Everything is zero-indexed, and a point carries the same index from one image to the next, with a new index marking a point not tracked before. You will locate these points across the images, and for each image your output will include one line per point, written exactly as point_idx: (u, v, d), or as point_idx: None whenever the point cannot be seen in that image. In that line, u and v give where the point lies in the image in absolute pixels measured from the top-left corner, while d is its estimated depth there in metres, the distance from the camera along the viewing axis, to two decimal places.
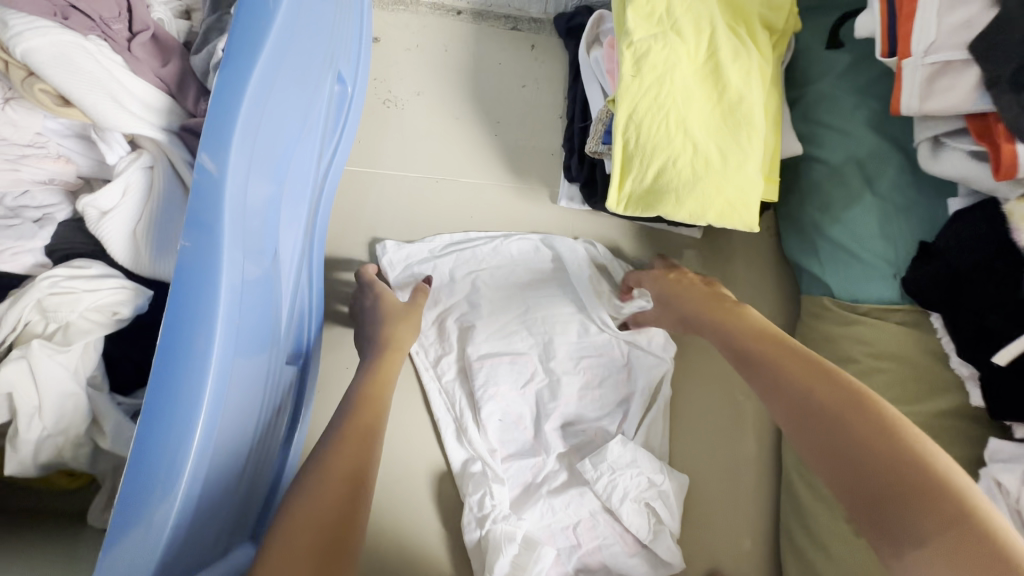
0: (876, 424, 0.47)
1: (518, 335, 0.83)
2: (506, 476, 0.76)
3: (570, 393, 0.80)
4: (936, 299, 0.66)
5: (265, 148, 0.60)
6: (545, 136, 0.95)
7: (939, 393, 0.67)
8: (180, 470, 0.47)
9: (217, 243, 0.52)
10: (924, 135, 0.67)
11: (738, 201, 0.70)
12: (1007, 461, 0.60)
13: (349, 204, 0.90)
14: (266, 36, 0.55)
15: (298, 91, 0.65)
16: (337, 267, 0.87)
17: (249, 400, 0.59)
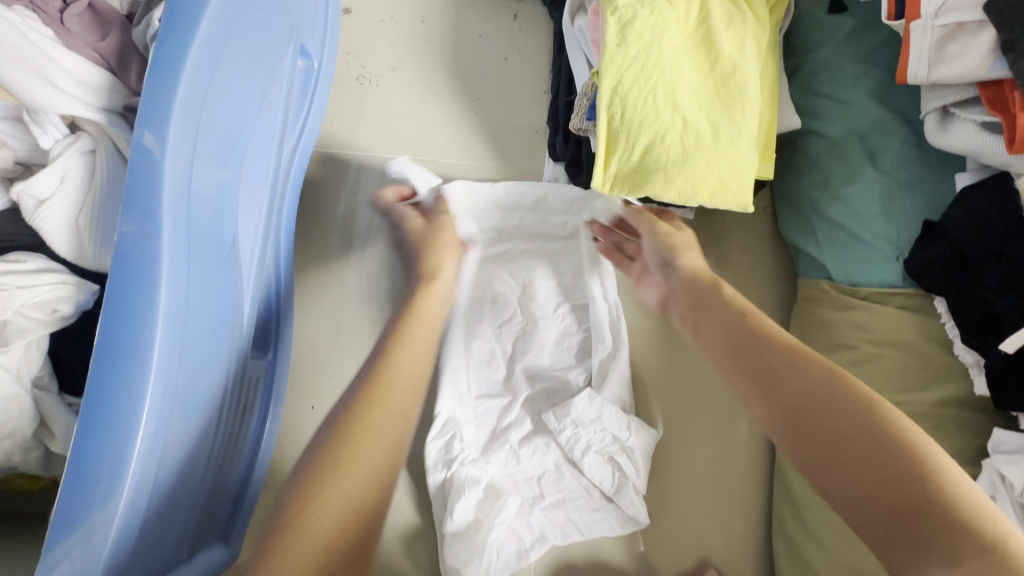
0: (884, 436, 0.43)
1: (499, 277, 0.80)
2: (474, 415, 0.75)
3: (546, 337, 0.78)
4: (940, 283, 0.62)
5: (215, 128, 0.55)
6: (529, 111, 0.90)
7: (941, 382, 0.63)
8: (123, 474, 0.44)
9: (160, 232, 0.48)
10: (931, 106, 0.62)
11: (731, 179, 0.66)
12: (1012, 453, 0.57)
13: (321, 187, 0.85)
14: (208, 5, 0.50)
15: (252, 66, 0.60)
16: (310, 252, 0.83)
17: (206, 398, 0.56)
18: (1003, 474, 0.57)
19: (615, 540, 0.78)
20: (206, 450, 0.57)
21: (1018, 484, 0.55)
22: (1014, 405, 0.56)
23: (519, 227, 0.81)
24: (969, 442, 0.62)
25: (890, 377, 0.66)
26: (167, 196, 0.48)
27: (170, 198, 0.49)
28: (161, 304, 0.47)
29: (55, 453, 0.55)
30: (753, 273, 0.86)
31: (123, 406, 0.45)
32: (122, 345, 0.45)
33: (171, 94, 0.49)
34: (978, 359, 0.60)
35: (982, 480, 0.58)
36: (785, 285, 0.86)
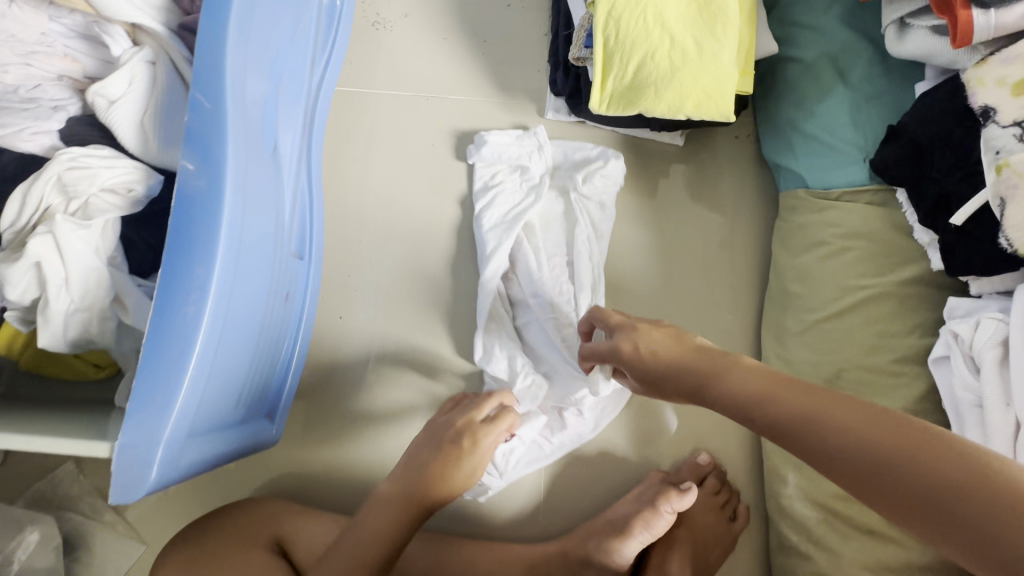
0: (946, 467, 0.39)
1: (517, 217, 0.86)
2: (496, 333, 0.83)
3: (546, 277, 0.84)
4: (901, 173, 0.70)
5: (258, 43, 0.63)
6: (532, 53, 0.98)
7: (903, 264, 0.71)
8: (197, 330, 0.53)
9: (220, 129, 0.56)
10: (891, 17, 0.70)
11: (714, 91, 0.74)
12: (963, 315, 0.65)
13: (342, 123, 0.93)
14: None
15: None
16: (334, 182, 0.91)
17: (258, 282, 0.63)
18: (956, 333, 0.64)
19: (618, 433, 0.86)
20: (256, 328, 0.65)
21: (968, 339, 0.63)
22: (963, 271, 0.64)
23: (514, 182, 0.89)
24: (929, 316, 0.70)
25: (860, 264, 0.74)
26: (226, 94, 0.56)
27: (228, 95, 0.57)
28: (223, 185, 0.55)
29: (126, 327, 0.63)
30: (738, 195, 0.94)
31: (196, 264, 0.53)
32: (189, 228, 0.53)
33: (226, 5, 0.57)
34: (933, 238, 0.68)
35: (939, 342, 0.66)
36: (767, 205, 0.94)
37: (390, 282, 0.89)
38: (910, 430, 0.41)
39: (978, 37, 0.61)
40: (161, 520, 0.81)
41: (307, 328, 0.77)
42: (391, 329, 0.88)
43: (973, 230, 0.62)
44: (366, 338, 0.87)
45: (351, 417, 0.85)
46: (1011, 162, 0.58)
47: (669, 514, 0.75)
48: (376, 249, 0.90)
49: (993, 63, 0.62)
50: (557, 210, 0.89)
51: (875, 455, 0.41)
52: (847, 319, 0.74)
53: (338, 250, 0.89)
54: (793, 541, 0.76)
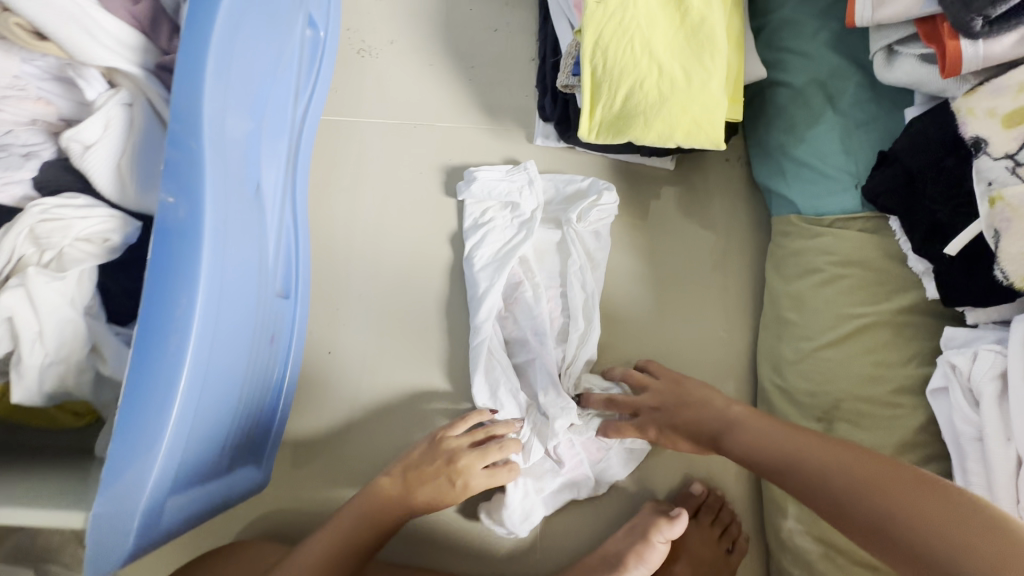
0: (894, 488, 0.53)
1: (508, 251, 0.85)
2: (491, 373, 0.81)
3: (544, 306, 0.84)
4: (892, 202, 0.69)
5: (239, 82, 0.62)
6: (520, 78, 0.97)
7: (898, 292, 0.71)
8: (177, 382, 0.51)
9: (199, 172, 0.54)
10: (879, 44, 0.70)
11: (704, 120, 0.73)
12: (960, 346, 0.64)
13: (328, 152, 0.92)
14: None
15: (269, 28, 0.67)
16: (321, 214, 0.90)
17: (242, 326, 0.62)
18: (953, 364, 0.64)
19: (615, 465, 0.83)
20: (240, 371, 0.63)
21: (965, 370, 0.62)
22: (959, 301, 0.64)
23: (503, 219, 0.88)
24: (926, 344, 0.69)
25: (854, 292, 0.73)
26: (205, 135, 0.55)
27: (207, 135, 0.55)
28: (205, 227, 0.54)
29: (104, 377, 0.61)
30: (731, 219, 0.94)
31: (177, 310, 0.51)
32: (168, 274, 0.52)
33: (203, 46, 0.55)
34: (927, 267, 0.68)
35: (936, 372, 0.65)
36: (760, 228, 0.93)
37: (378, 312, 0.87)
38: (869, 461, 0.56)
39: (966, 68, 0.60)
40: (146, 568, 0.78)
41: (293, 367, 0.75)
42: (384, 364, 0.86)
43: (967, 261, 0.62)
44: (355, 370, 0.86)
45: (343, 456, 0.83)
46: (1002, 194, 0.58)
47: (661, 544, 0.74)
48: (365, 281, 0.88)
49: (982, 93, 0.61)
50: (548, 234, 0.88)
51: (840, 481, 0.56)
52: (843, 348, 0.73)
53: (325, 283, 0.88)
54: (795, 574, 0.75)
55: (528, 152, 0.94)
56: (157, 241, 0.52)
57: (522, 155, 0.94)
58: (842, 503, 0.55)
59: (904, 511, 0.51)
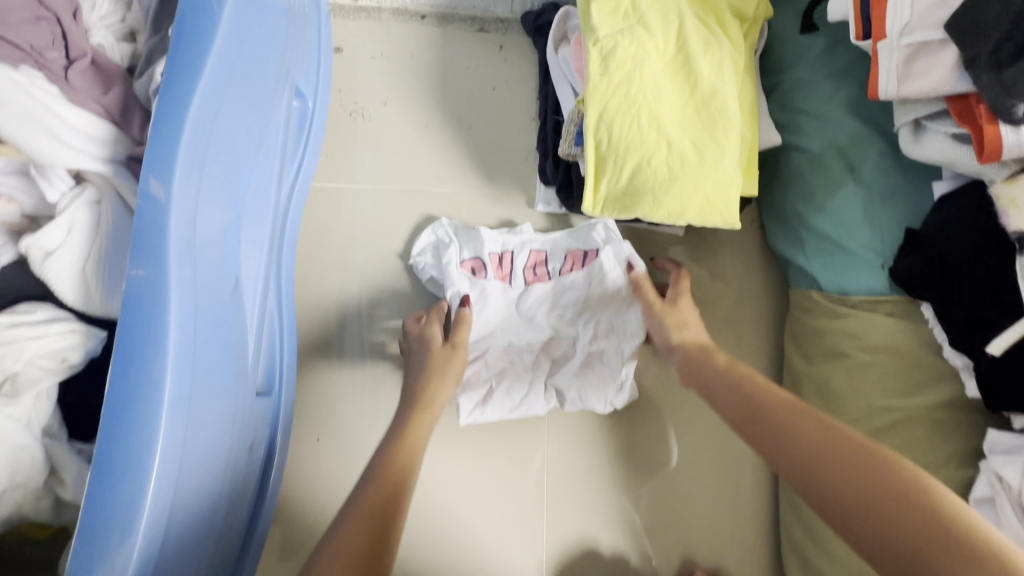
0: (870, 466, 0.43)
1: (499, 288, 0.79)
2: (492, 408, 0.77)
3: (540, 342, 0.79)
4: (925, 289, 0.63)
5: (215, 174, 0.57)
6: (520, 138, 0.93)
7: (934, 385, 0.65)
8: (135, 528, 0.44)
9: (166, 283, 0.49)
10: (903, 119, 0.65)
11: (718, 198, 0.68)
12: (1008, 454, 0.58)
13: (317, 221, 0.87)
14: (209, 56, 0.52)
15: (251, 111, 0.62)
16: (310, 287, 0.85)
17: (217, 440, 0.56)
18: (1001, 475, 0.57)
19: (617, 542, 0.80)
20: (214, 489, 0.57)
21: (1016, 484, 0.56)
22: (1005, 405, 0.58)
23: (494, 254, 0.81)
24: (964, 444, 0.64)
25: (885, 382, 0.67)
26: (171, 240, 0.50)
27: (175, 240, 0.50)
28: (170, 340, 0.48)
29: (64, 501, 0.55)
30: (745, 285, 0.88)
31: (135, 441, 0.45)
32: (129, 402, 0.46)
33: (172, 141, 0.50)
34: (968, 362, 0.62)
35: (981, 484, 0.60)
36: (777, 296, 0.88)
37: (369, 390, 0.82)
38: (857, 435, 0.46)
39: (1008, 154, 0.55)
40: None
41: (276, 464, 0.70)
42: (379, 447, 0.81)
43: (1012, 364, 0.56)
44: (345, 452, 0.80)
45: None
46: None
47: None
48: (357, 356, 0.83)
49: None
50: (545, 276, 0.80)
51: (808, 444, 0.47)
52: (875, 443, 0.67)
53: (314, 360, 0.82)
54: None
55: (529, 217, 0.90)
56: (116, 362, 0.46)
57: (523, 220, 0.89)
58: (801, 469, 0.46)
59: (868, 494, 0.42)
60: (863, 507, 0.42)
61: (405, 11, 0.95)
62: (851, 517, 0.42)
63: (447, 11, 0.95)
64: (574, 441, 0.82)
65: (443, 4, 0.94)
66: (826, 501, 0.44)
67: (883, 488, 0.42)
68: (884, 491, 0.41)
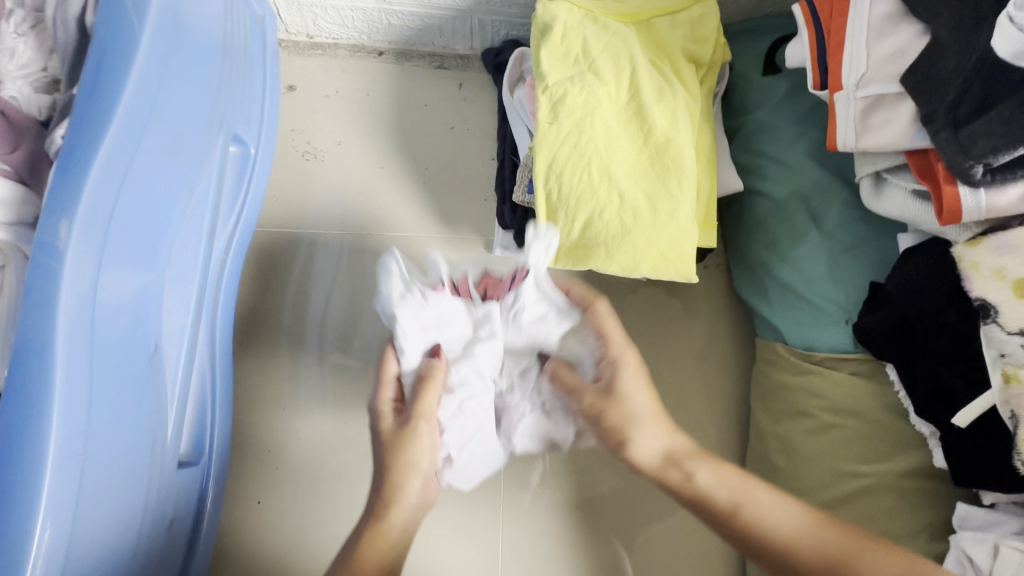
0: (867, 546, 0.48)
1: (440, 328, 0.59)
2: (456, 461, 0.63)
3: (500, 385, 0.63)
4: (888, 351, 0.60)
5: (128, 234, 0.54)
6: (478, 179, 0.89)
7: (900, 451, 0.62)
8: None
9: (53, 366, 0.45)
10: (863, 171, 0.62)
11: (673, 253, 0.65)
12: (977, 532, 0.54)
13: (265, 267, 0.83)
14: (112, 117, 0.50)
15: (174, 166, 0.59)
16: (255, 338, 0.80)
17: (119, 524, 0.53)
18: (970, 556, 0.53)
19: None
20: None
21: (986, 568, 0.52)
22: (972, 481, 0.54)
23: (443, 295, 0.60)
24: (933, 515, 0.60)
25: (850, 447, 0.64)
26: (63, 303, 0.46)
27: (73, 303, 0.47)
28: (58, 413, 0.45)
29: None
30: (711, 333, 0.85)
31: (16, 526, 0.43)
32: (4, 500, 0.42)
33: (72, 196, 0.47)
34: (934, 430, 0.59)
35: (951, 560, 0.55)
36: (744, 343, 0.85)
37: (315, 450, 0.77)
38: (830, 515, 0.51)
39: (967, 216, 0.53)
40: None
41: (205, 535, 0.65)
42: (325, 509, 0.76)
43: (979, 438, 0.53)
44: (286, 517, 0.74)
45: None
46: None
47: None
48: (300, 411, 0.78)
49: (986, 245, 0.53)
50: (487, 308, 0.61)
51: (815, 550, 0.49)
52: (841, 512, 0.63)
53: (257, 417, 0.78)
54: None
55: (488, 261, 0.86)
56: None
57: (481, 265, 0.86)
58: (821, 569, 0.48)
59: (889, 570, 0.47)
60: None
61: (362, 48, 0.93)
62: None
63: (405, 48, 0.93)
64: (532, 501, 0.77)
65: (400, 41, 0.92)
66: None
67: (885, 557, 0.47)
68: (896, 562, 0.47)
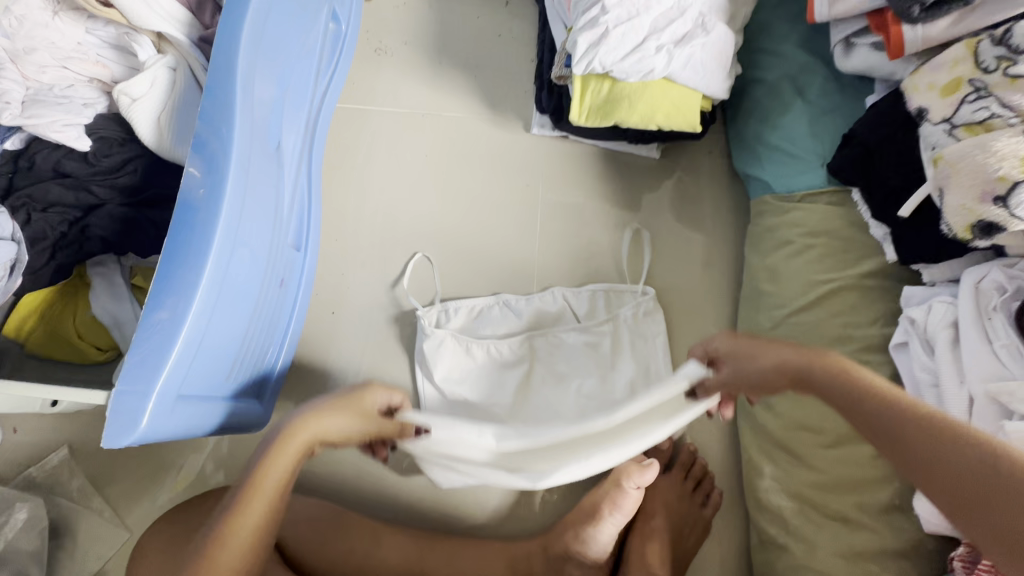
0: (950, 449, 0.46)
1: None
2: (616, 58, 0.77)
3: (620, 64, 0.77)
4: (854, 175, 0.74)
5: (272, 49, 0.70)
6: (520, 77, 1.05)
7: (862, 260, 0.76)
8: (171, 348, 0.55)
9: (232, 131, 0.60)
10: (837, 37, 0.77)
11: (681, 106, 0.82)
12: (918, 302, 0.69)
13: (332, 233, 0.95)
14: None
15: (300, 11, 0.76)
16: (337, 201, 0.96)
17: (243, 308, 0.67)
18: (912, 318, 0.68)
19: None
20: (241, 328, 0.68)
21: (922, 321, 0.67)
22: (915, 258, 0.70)
23: None
24: (887, 307, 0.74)
25: (823, 260, 0.78)
26: (235, 176, 0.60)
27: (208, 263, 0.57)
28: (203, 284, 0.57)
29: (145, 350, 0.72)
30: (717, 203, 0.99)
31: (188, 261, 0.56)
32: (180, 255, 0.56)
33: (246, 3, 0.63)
34: (884, 230, 0.74)
35: (898, 327, 0.70)
36: (742, 210, 0.99)
37: (372, 309, 0.92)
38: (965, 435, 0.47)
39: (909, 49, 0.68)
40: (132, 496, 0.83)
41: (286, 313, 0.80)
42: (381, 361, 0.90)
43: (921, 221, 0.67)
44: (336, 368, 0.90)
45: None
46: (993, 126, 0.59)
47: (634, 489, 0.76)
48: (371, 283, 0.93)
49: (924, 71, 0.65)
50: None
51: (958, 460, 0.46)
52: (815, 312, 0.78)
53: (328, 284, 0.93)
54: (772, 535, 0.76)
55: (524, 139, 1.01)
56: (176, 220, 0.56)
57: (518, 142, 1.00)
58: (893, 429, 0.49)
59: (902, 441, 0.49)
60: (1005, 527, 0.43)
61: None
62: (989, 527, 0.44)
63: None
64: None
65: None
66: (1013, 531, 0.43)
67: (893, 415, 0.49)
68: (881, 410, 0.50)
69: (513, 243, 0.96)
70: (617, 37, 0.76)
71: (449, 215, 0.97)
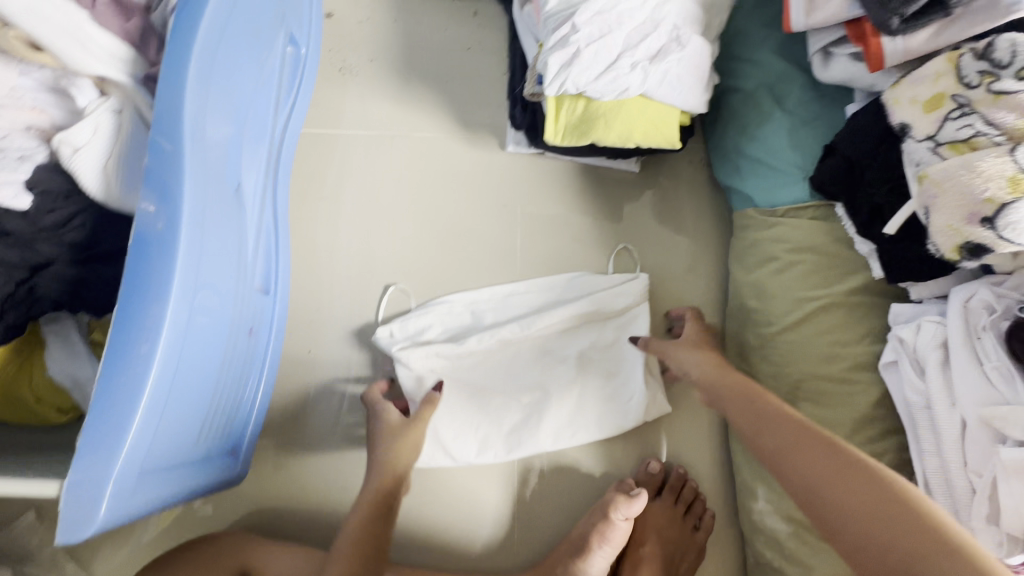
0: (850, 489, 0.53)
1: None
2: (591, 79, 0.74)
3: (595, 83, 0.74)
4: (837, 190, 0.72)
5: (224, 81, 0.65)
6: (491, 92, 1.01)
7: (848, 276, 0.75)
8: (130, 423, 0.51)
9: (183, 179, 0.56)
10: (814, 47, 0.74)
11: (658, 122, 0.80)
12: (906, 320, 0.68)
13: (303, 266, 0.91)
14: None
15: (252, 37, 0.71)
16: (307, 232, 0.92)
17: (208, 364, 0.63)
18: (901, 337, 0.67)
19: (590, 459, 0.86)
20: (208, 386, 0.64)
21: (911, 342, 0.65)
22: (902, 277, 0.68)
23: None
24: (874, 324, 0.73)
25: (809, 277, 0.77)
26: (188, 228, 0.56)
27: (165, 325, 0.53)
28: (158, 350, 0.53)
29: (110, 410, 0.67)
30: (699, 214, 0.97)
31: (142, 327, 0.52)
32: (132, 321, 0.51)
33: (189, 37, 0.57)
34: (869, 246, 0.72)
35: (886, 346, 0.69)
36: (725, 220, 0.97)
37: (351, 344, 0.88)
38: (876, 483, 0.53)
39: (889, 61, 0.65)
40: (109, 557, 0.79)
41: (257, 361, 0.77)
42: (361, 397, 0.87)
43: (906, 239, 0.66)
44: (315, 407, 0.87)
45: (327, 464, 0.85)
46: (978, 144, 0.57)
47: (622, 522, 0.75)
48: (347, 316, 0.90)
49: (905, 84, 0.63)
50: None
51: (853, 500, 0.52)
52: (803, 330, 0.77)
53: (303, 320, 0.89)
54: (769, 557, 0.75)
55: (500, 157, 0.98)
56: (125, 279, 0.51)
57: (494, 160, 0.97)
58: (813, 462, 0.56)
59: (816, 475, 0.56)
60: (846, 509, 0.52)
61: None
62: (830, 512, 0.53)
63: None
64: None
65: None
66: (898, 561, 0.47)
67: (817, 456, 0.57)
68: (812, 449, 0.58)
69: (494, 266, 0.93)
70: (590, 56, 0.73)
71: (425, 240, 0.93)
